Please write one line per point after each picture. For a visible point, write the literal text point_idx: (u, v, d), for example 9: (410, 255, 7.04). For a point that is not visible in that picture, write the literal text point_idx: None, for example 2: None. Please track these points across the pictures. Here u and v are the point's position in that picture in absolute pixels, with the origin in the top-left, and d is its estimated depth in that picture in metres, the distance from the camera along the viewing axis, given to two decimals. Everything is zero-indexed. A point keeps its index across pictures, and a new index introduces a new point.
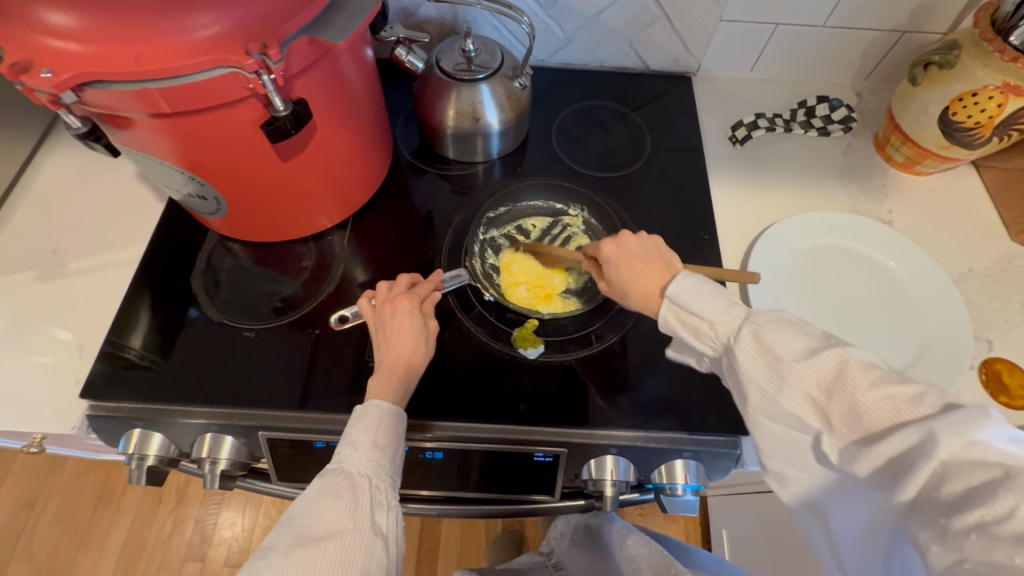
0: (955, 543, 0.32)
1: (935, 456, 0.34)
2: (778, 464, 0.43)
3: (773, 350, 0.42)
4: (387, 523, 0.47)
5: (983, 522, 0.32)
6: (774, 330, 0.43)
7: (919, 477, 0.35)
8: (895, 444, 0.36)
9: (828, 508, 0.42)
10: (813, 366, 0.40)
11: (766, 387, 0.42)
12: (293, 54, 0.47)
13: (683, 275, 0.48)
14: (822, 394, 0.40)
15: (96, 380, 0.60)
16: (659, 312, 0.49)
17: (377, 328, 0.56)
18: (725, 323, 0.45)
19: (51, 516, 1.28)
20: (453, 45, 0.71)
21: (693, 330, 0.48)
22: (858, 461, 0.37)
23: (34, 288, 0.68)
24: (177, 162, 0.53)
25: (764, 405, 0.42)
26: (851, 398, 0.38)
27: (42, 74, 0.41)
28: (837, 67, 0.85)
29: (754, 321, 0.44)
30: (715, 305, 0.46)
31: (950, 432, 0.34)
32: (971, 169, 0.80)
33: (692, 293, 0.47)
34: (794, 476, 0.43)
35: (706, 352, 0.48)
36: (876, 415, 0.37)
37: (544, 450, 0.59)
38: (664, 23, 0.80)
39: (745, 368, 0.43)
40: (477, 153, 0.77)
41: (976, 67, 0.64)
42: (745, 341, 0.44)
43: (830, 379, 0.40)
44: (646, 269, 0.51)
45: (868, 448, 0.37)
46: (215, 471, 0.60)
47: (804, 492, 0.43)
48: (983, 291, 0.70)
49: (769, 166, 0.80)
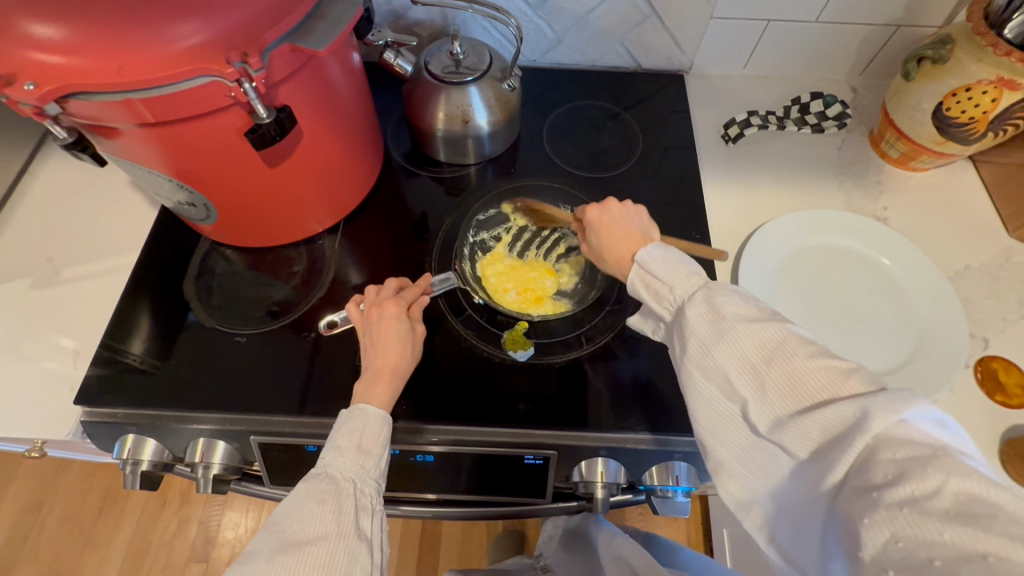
0: (885, 517, 0.32)
1: (869, 429, 0.34)
2: (707, 434, 0.42)
3: (719, 310, 0.42)
4: (372, 527, 0.47)
5: (912, 498, 0.32)
6: (725, 296, 0.43)
7: (852, 451, 0.34)
8: (831, 416, 0.35)
9: (753, 488, 0.41)
10: (757, 331, 0.40)
11: (706, 343, 0.41)
12: (274, 60, 0.47)
13: (654, 246, 0.49)
14: (761, 360, 0.39)
15: (91, 386, 0.61)
16: (629, 277, 0.50)
17: (364, 333, 0.56)
18: (682, 285, 0.45)
19: (58, 517, 1.29)
20: (441, 47, 0.71)
21: (654, 294, 0.48)
22: (792, 428, 0.37)
23: (30, 295, 0.69)
24: (166, 170, 0.54)
25: (701, 358, 0.42)
26: (790, 367, 0.38)
27: (26, 86, 0.42)
28: (831, 62, 0.85)
29: (709, 289, 0.44)
30: (676, 271, 0.46)
31: (884, 408, 0.34)
32: (968, 164, 0.79)
33: (658, 260, 0.48)
34: (719, 452, 0.42)
35: (664, 317, 0.47)
36: (815, 385, 0.37)
37: (533, 452, 0.59)
38: (655, 22, 0.80)
39: (691, 323, 0.43)
40: (468, 155, 0.77)
41: (969, 61, 0.63)
42: (696, 304, 0.43)
43: (771, 347, 0.39)
44: (625, 237, 0.52)
45: (805, 417, 0.36)
46: (208, 475, 0.61)
47: (732, 473, 0.42)
48: (979, 288, 0.69)
49: (763, 164, 0.79)
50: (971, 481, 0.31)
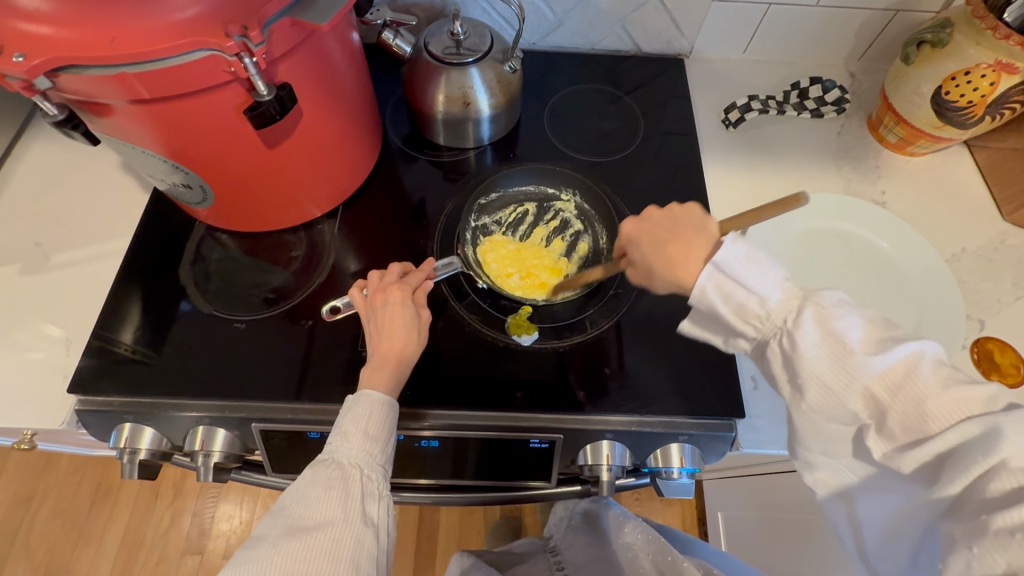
0: (995, 544, 0.33)
1: (994, 452, 0.35)
2: (812, 454, 0.43)
3: (844, 341, 0.41)
4: (378, 512, 0.46)
5: (1021, 525, 0.33)
6: (842, 319, 0.41)
7: (973, 472, 0.35)
8: (955, 440, 0.37)
9: (852, 486, 0.44)
10: (886, 360, 0.39)
11: (830, 383, 0.41)
12: (275, 36, 0.46)
13: (733, 238, 0.44)
14: (885, 391, 0.39)
15: (84, 374, 0.59)
16: (698, 282, 0.45)
17: (369, 318, 0.55)
18: (781, 306, 0.43)
19: (48, 511, 1.27)
20: (441, 28, 0.69)
21: (739, 310, 0.44)
22: (913, 454, 0.38)
23: (18, 281, 0.66)
24: (160, 150, 0.52)
25: (825, 402, 0.41)
26: (917, 397, 0.38)
27: (13, 58, 0.40)
28: (830, 47, 0.85)
29: (816, 304, 0.42)
30: (767, 282, 0.43)
31: (1016, 430, 0.35)
32: (964, 149, 0.80)
33: (742, 262, 0.43)
34: (824, 463, 0.44)
35: (748, 333, 0.45)
36: (942, 415, 0.38)
37: (538, 436, 0.59)
38: (656, 4, 0.79)
39: (808, 358, 0.41)
40: (468, 139, 0.76)
41: (969, 45, 0.64)
42: (808, 327, 0.42)
43: (897, 377, 0.39)
44: (674, 241, 0.47)
45: (922, 444, 0.38)
46: (209, 463, 0.60)
47: (839, 480, 0.44)
48: (974, 271, 0.70)
49: (763, 149, 0.80)
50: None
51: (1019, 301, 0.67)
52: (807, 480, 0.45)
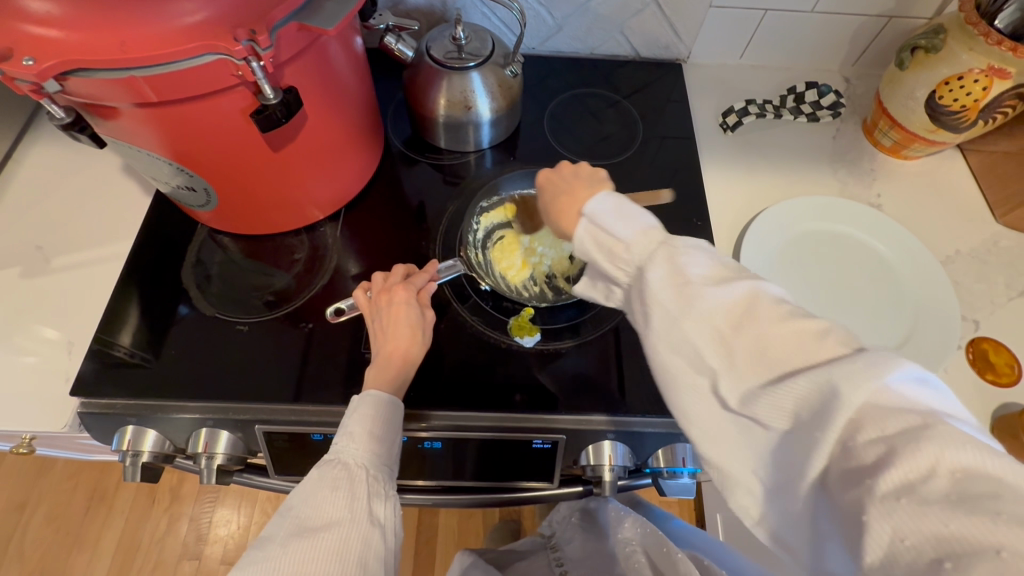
0: (882, 512, 0.30)
1: (848, 403, 0.33)
2: (694, 435, 0.41)
3: (685, 273, 0.41)
4: (385, 512, 0.46)
5: (908, 485, 0.30)
6: (688, 256, 0.41)
7: (835, 424, 0.33)
8: (802, 385, 0.35)
9: (763, 500, 0.39)
10: (723, 293, 0.39)
11: (675, 314, 0.40)
12: (282, 40, 0.46)
13: (605, 195, 0.46)
14: (730, 329, 0.38)
15: (85, 378, 0.59)
16: (576, 233, 0.47)
17: (374, 319, 0.56)
18: (638, 245, 0.43)
19: (42, 518, 1.26)
20: (443, 33, 0.70)
21: (608, 253, 0.45)
22: (764, 400, 0.36)
23: (19, 284, 0.66)
24: (164, 153, 0.52)
25: (665, 329, 0.40)
26: (761, 334, 0.37)
27: (23, 62, 0.40)
28: (825, 53, 0.86)
29: (670, 247, 0.42)
30: (630, 225, 0.44)
31: (858, 373, 0.33)
32: (957, 153, 0.81)
33: (610, 212, 0.45)
34: (709, 453, 0.40)
35: (618, 278, 0.45)
36: (783, 351, 0.36)
37: (541, 437, 0.60)
38: (655, 10, 0.80)
39: (655, 291, 0.41)
40: (468, 143, 0.77)
41: (962, 51, 0.65)
42: (658, 265, 0.42)
43: (739, 313, 0.39)
44: (564, 189, 0.50)
45: (777, 389, 0.36)
46: (212, 466, 0.61)
47: (741, 483, 0.39)
48: (969, 272, 0.71)
49: (760, 152, 0.81)
50: (962, 453, 0.29)
51: (1013, 302, 0.69)
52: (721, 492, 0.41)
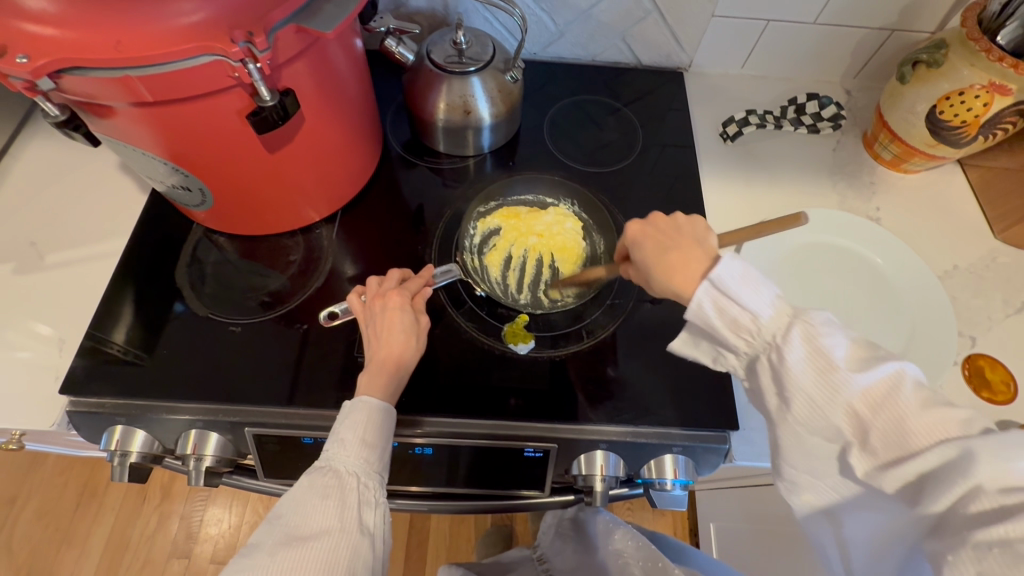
0: (972, 556, 0.33)
1: (973, 474, 0.34)
2: (792, 473, 0.43)
3: (830, 358, 0.40)
4: (375, 520, 0.46)
5: (1005, 538, 0.32)
6: (829, 336, 0.41)
7: (953, 492, 0.35)
8: (930, 459, 0.36)
9: (839, 513, 0.42)
10: (870, 376, 0.39)
11: (817, 397, 0.40)
12: (280, 42, 0.46)
13: (730, 256, 0.44)
14: (866, 408, 0.39)
15: (75, 375, 0.59)
16: (695, 295, 0.44)
17: (367, 324, 0.55)
18: (772, 320, 0.42)
19: (32, 513, 1.25)
20: (444, 37, 0.70)
21: (731, 324, 0.44)
22: (892, 476, 0.37)
23: (11, 280, 0.66)
24: (160, 153, 0.52)
25: (809, 416, 0.41)
26: (900, 415, 0.38)
27: (16, 59, 0.40)
28: (827, 65, 0.86)
29: (805, 322, 0.41)
30: (761, 299, 0.42)
31: (990, 453, 0.34)
32: (956, 168, 0.81)
33: (738, 279, 0.43)
34: (803, 482, 0.43)
35: (739, 347, 0.44)
36: (922, 434, 0.37)
37: (533, 445, 0.59)
38: (657, 18, 0.80)
39: (795, 375, 0.41)
40: (467, 147, 0.76)
41: (963, 65, 0.65)
42: (796, 344, 0.41)
43: (880, 395, 0.39)
44: (676, 249, 0.47)
45: (902, 466, 0.37)
46: (200, 467, 0.60)
47: (820, 504, 0.43)
48: (966, 288, 0.71)
49: (760, 163, 0.80)
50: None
51: (1010, 319, 0.68)
52: (785, 493, 0.45)
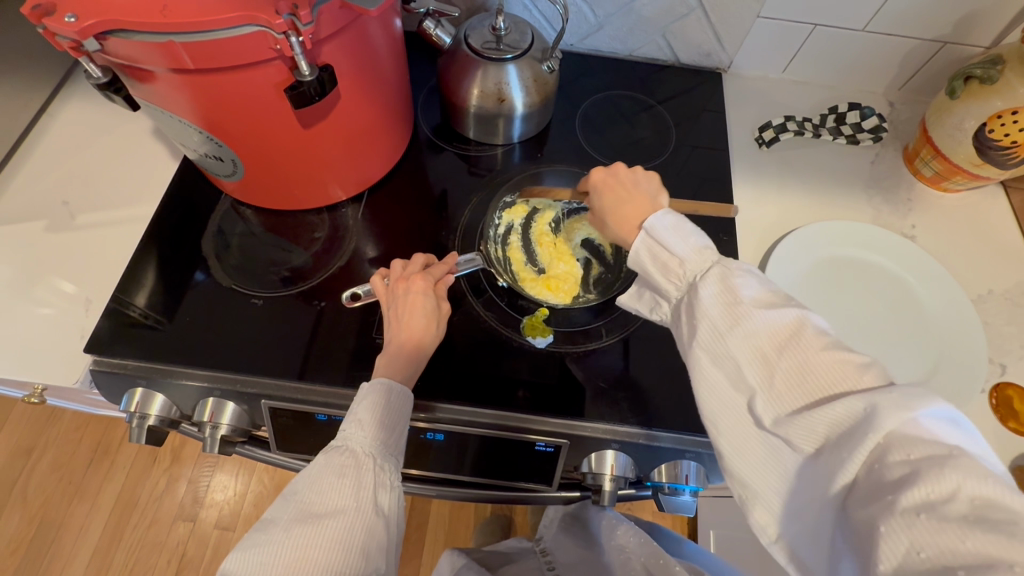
0: (902, 525, 0.31)
1: (880, 427, 0.33)
2: (719, 436, 0.41)
3: (737, 295, 0.41)
4: (389, 503, 0.46)
5: (929, 501, 0.30)
6: (741, 278, 0.42)
7: (863, 447, 0.33)
8: (839, 411, 0.35)
9: (769, 495, 0.39)
10: (772, 317, 0.39)
11: (721, 329, 0.41)
12: (323, 16, 0.46)
13: (665, 212, 0.47)
14: (773, 351, 0.38)
15: (100, 335, 0.60)
16: (633, 245, 0.47)
17: (389, 306, 0.55)
18: (695, 262, 0.44)
19: (47, 466, 1.28)
20: (483, 22, 0.69)
21: (661, 267, 0.46)
22: (799, 424, 0.36)
23: (42, 238, 0.67)
24: (196, 121, 0.52)
25: (713, 344, 0.41)
26: (801, 359, 0.37)
27: (65, 19, 0.41)
28: (872, 74, 0.84)
29: (724, 267, 0.43)
30: (687, 245, 0.45)
31: (894, 404, 0.33)
32: (999, 189, 0.79)
33: (670, 230, 0.46)
34: (726, 445, 0.41)
35: (670, 292, 0.46)
36: (828, 379, 0.36)
37: (545, 439, 0.58)
38: (700, 15, 0.78)
39: (705, 306, 0.42)
40: (497, 135, 0.76)
41: (1020, 84, 0.63)
42: (711, 284, 0.42)
43: (784, 338, 0.39)
44: (628, 200, 0.51)
45: (810, 415, 0.36)
46: (216, 435, 0.60)
47: (745, 474, 0.40)
48: (1001, 314, 0.69)
49: (794, 170, 0.79)
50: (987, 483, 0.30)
51: None
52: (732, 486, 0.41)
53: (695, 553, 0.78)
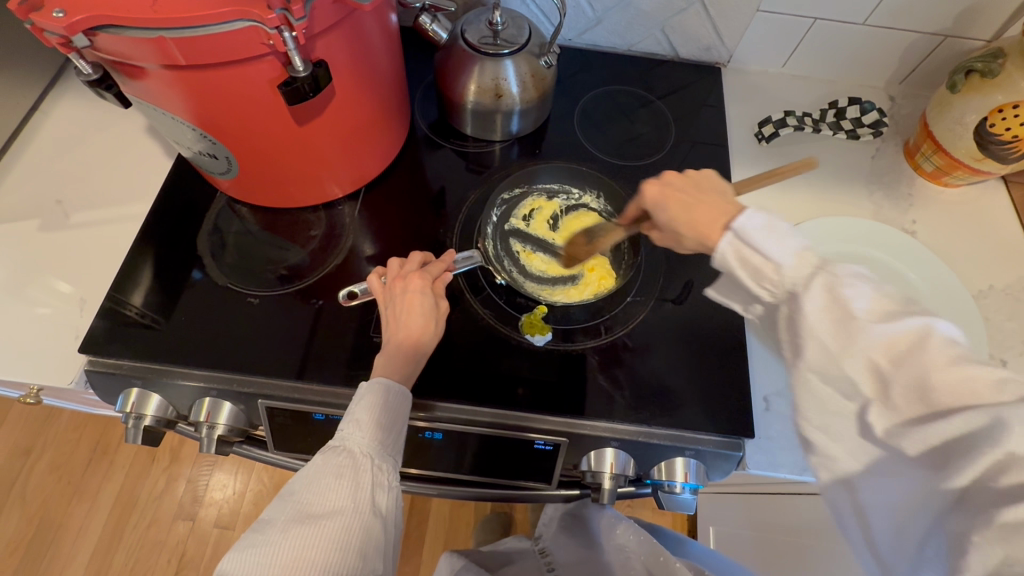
0: (997, 536, 0.31)
1: (1003, 444, 0.32)
2: (812, 431, 0.40)
3: (848, 305, 0.38)
4: (387, 503, 0.46)
5: None
6: (852, 286, 0.39)
7: (977, 462, 0.32)
8: (954, 425, 0.34)
9: (857, 483, 0.39)
10: (894, 328, 0.37)
11: (830, 341, 0.38)
12: (316, 11, 0.45)
13: (755, 210, 0.44)
14: (888, 362, 0.37)
15: (96, 336, 0.59)
16: (717, 247, 0.44)
17: (387, 305, 0.55)
18: (794, 268, 0.41)
19: (45, 466, 1.28)
20: (480, 17, 0.68)
21: (754, 272, 0.43)
22: (913, 436, 0.35)
23: (36, 237, 0.66)
24: (189, 118, 0.52)
25: (822, 358, 0.39)
26: (923, 373, 0.35)
27: (53, 14, 0.40)
28: (872, 69, 0.83)
29: (829, 273, 0.40)
30: (784, 246, 0.41)
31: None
32: (1000, 184, 0.78)
33: (762, 229, 0.42)
34: (824, 445, 0.40)
35: (762, 297, 0.43)
36: (950, 392, 0.34)
37: (544, 438, 0.58)
38: (699, 9, 0.77)
39: (810, 318, 0.39)
40: (495, 132, 0.75)
41: (1021, 77, 0.62)
42: (816, 293, 0.39)
43: (904, 348, 0.36)
44: (702, 204, 0.46)
45: (926, 428, 0.35)
46: (213, 435, 0.60)
47: (831, 464, 0.40)
48: (1002, 309, 0.68)
49: (794, 166, 0.78)
50: None
51: None
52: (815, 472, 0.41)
53: (695, 549, 0.79)
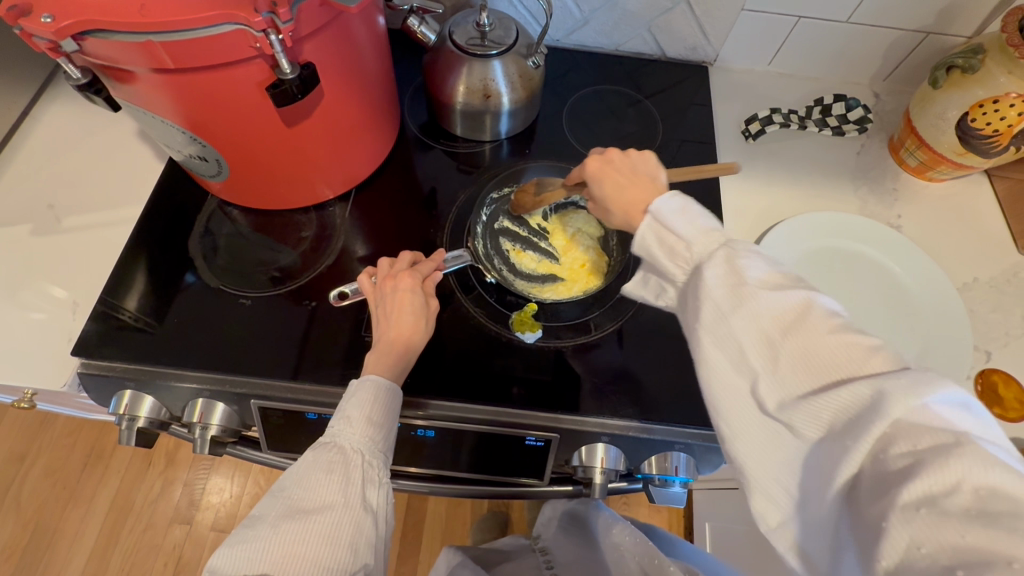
0: (902, 520, 0.30)
1: (888, 414, 0.31)
2: (724, 425, 0.39)
3: (742, 274, 0.39)
4: (378, 499, 0.46)
5: (932, 496, 0.29)
6: (748, 258, 0.40)
7: (870, 434, 0.32)
8: (844, 398, 0.33)
9: (775, 489, 0.37)
10: (778, 299, 0.37)
11: (725, 308, 0.39)
12: (303, 14, 0.46)
13: (671, 194, 0.44)
14: (779, 332, 0.37)
15: (88, 338, 0.60)
16: (638, 231, 0.45)
17: (377, 304, 0.55)
18: (701, 243, 0.42)
19: (40, 471, 1.28)
20: (467, 18, 0.69)
21: (668, 250, 0.44)
22: (803, 409, 0.34)
23: (29, 241, 0.67)
24: (178, 121, 0.52)
25: (716, 324, 0.39)
26: (807, 343, 0.35)
27: (41, 19, 0.41)
28: (856, 66, 0.84)
29: (730, 248, 0.41)
30: (696, 226, 0.43)
31: (905, 392, 0.31)
32: (984, 178, 0.79)
33: (677, 212, 0.43)
34: (729, 432, 0.39)
35: (677, 276, 0.44)
36: (835, 363, 0.34)
37: (535, 434, 0.59)
38: (684, 9, 0.78)
39: (709, 284, 0.40)
40: (485, 132, 0.76)
41: (1000, 73, 0.63)
42: (716, 264, 0.40)
43: (791, 319, 0.37)
44: (629, 184, 0.47)
45: (818, 399, 0.34)
46: (206, 436, 0.60)
47: (762, 486, 0.38)
48: (986, 301, 0.69)
49: (781, 163, 0.79)
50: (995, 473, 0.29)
51: None
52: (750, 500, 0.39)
53: (690, 553, 0.79)
